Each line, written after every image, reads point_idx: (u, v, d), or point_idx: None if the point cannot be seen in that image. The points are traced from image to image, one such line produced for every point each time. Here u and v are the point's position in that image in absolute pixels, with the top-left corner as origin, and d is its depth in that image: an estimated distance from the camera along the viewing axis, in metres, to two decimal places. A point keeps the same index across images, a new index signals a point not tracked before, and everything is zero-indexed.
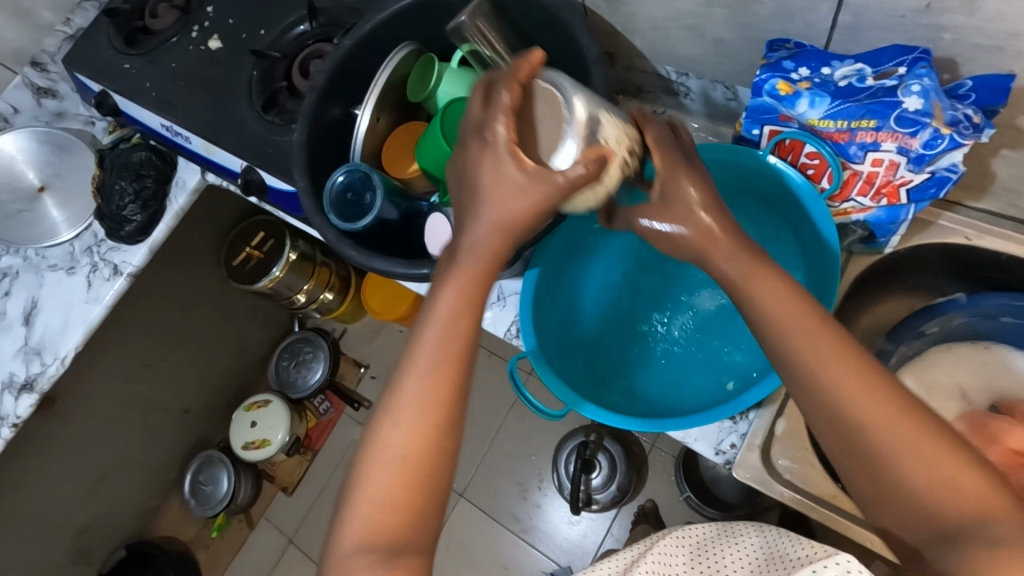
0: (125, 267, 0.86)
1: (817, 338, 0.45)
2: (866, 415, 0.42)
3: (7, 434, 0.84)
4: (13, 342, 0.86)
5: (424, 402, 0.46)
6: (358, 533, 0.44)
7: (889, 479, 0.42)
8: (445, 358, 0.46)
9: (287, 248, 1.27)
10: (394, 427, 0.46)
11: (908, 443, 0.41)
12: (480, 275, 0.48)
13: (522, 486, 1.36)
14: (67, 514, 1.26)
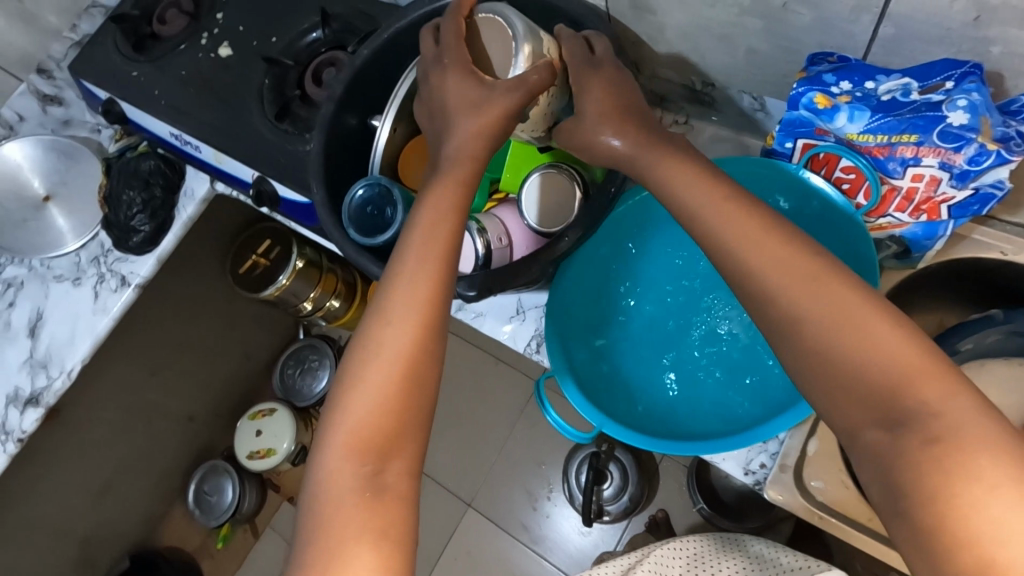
0: (133, 278, 0.85)
1: (761, 231, 0.42)
2: (809, 308, 0.39)
3: (12, 450, 0.82)
4: (18, 355, 0.85)
5: (410, 305, 0.45)
6: (349, 437, 0.43)
7: (839, 374, 0.38)
8: (428, 267, 0.46)
9: (293, 256, 1.25)
10: (382, 333, 0.45)
11: (854, 330, 0.38)
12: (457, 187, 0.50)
13: (531, 496, 1.35)
14: (70, 525, 1.25)
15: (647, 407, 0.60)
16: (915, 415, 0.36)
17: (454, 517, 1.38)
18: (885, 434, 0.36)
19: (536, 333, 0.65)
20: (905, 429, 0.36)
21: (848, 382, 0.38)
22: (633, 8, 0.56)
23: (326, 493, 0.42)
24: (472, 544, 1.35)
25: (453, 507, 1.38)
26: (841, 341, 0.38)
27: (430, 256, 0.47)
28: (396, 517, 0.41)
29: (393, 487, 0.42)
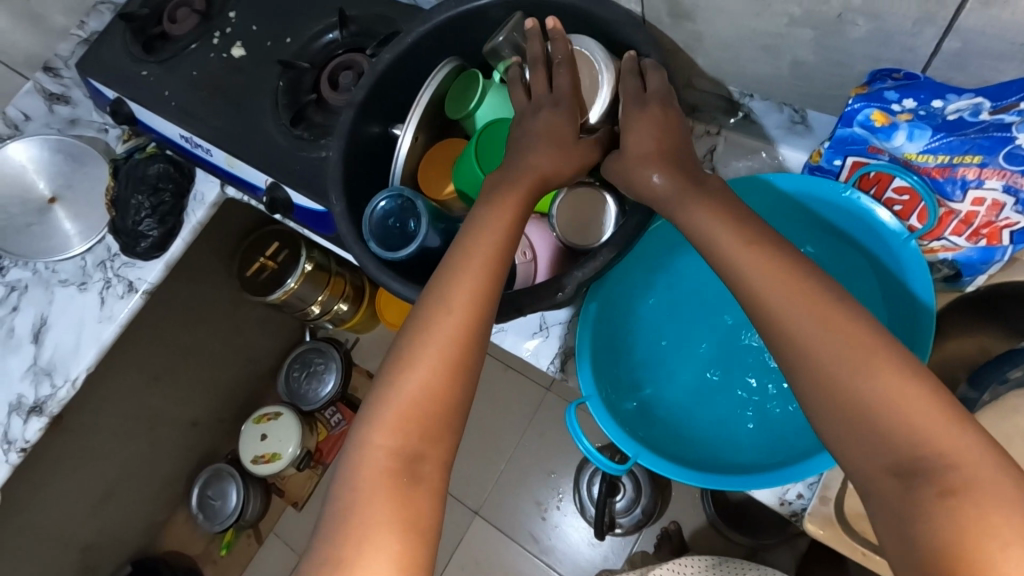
0: (140, 284, 0.82)
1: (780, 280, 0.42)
2: (832, 348, 0.40)
3: (16, 460, 0.80)
4: (21, 361, 0.82)
5: (467, 300, 0.47)
6: (393, 415, 0.44)
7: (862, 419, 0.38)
8: (480, 274, 0.48)
9: (301, 258, 1.22)
10: (437, 324, 0.47)
11: (873, 381, 0.38)
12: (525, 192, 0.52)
13: (540, 506, 1.32)
14: (72, 532, 1.23)
15: (670, 433, 0.57)
16: (930, 464, 0.36)
17: (461, 527, 1.35)
18: (898, 482, 0.37)
19: (560, 351, 0.63)
20: (917, 478, 0.36)
21: (864, 429, 0.38)
22: (672, 15, 0.54)
23: (357, 477, 0.43)
24: (479, 555, 1.33)
25: (460, 517, 1.36)
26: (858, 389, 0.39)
27: (485, 262, 0.49)
28: (423, 510, 0.42)
29: (424, 481, 0.43)
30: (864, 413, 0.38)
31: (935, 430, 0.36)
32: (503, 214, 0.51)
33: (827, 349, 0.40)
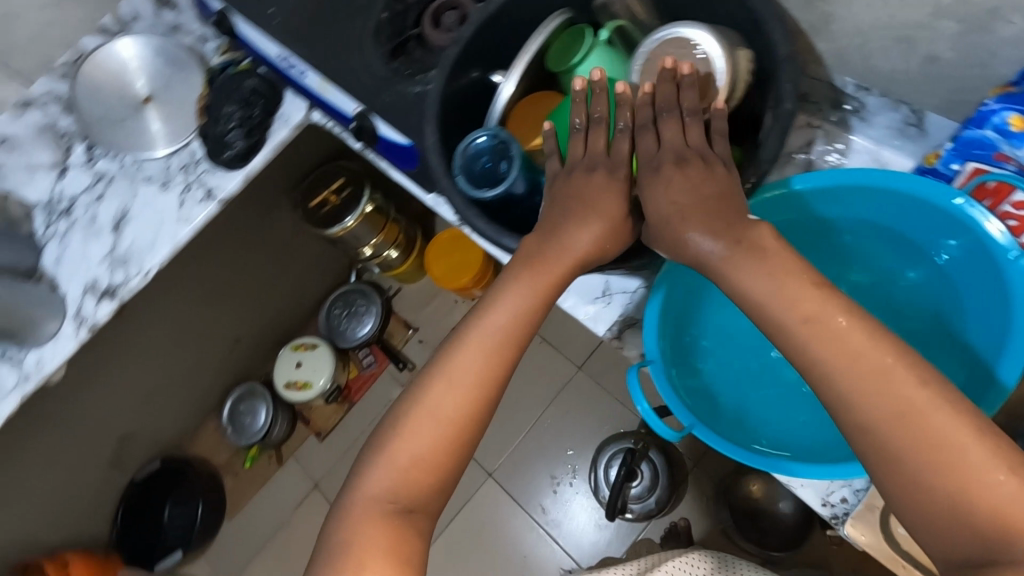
0: (218, 193, 0.85)
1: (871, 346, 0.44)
2: (915, 436, 0.41)
3: (83, 336, 0.83)
4: (100, 248, 0.87)
5: (472, 381, 0.52)
6: (389, 476, 0.50)
7: (941, 507, 0.40)
8: (497, 340, 0.53)
9: (363, 200, 1.24)
10: (441, 398, 0.52)
11: (955, 477, 0.40)
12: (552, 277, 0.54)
13: (552, 480, 1.34)
14: (115, 423, 1.31)
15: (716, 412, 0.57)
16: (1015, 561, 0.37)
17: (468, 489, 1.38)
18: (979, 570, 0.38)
19: (619, 319, 0.63)
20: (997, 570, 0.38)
21: (940, 520, 0.40)
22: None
23: (356, 507, 0.50)
24: (482, 517, 1.36)
25: (470, 479, 1.39)
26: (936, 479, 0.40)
27: (504, 331, 0.53)
28: (411, 550, 0.48)
29: (413, 524, 0.49)
30: (944, 502, 0.40)
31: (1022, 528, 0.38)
32: (532, 290, 0.54)
33: (906, 433, 0.41)
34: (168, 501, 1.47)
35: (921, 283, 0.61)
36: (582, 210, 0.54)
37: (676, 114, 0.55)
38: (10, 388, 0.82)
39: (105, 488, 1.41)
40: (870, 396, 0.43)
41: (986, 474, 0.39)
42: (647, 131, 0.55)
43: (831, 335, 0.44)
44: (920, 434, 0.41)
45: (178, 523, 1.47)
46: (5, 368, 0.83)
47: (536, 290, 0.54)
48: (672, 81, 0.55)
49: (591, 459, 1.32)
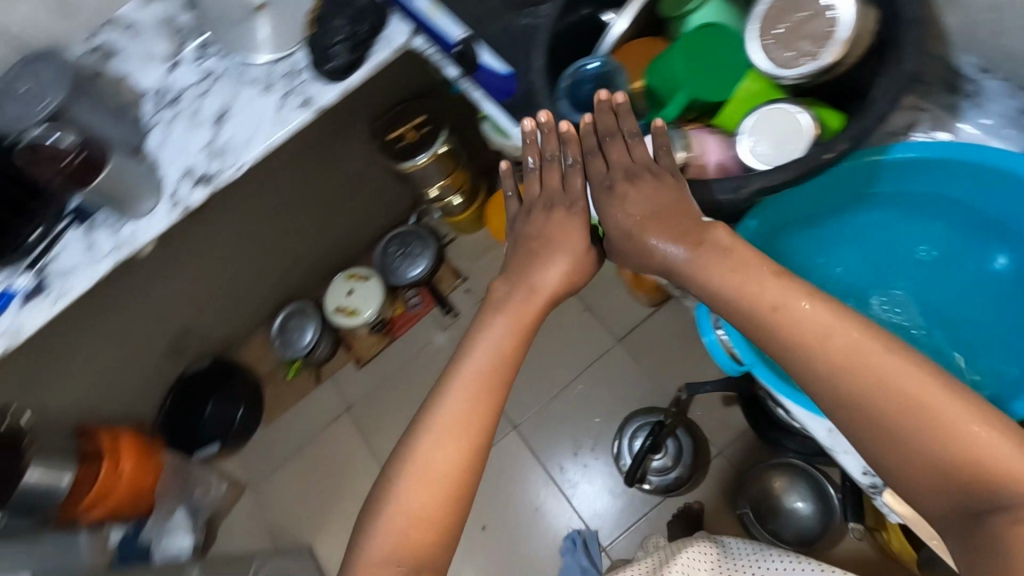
0: (316, 103, 0.89)
1: (867, 343, 0.55)
2: (910, 411, 0.52)
3: (176, 217, 0.88)
4: (201, 138, 0.93)
5: (456, 434, 0.63)
6: (390, 543, 0.60)
7: (943, 467, 0.50)
8: (489, 374, 0.66)
9: (438, 141, 1.30)
10: (434, 456, 0.62)
11: (949, 437, 0.50)
12: (523, 321, 0.68)
13: (574, 443, 1.37)
14: (175, 314, 1.41)
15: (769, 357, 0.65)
16: (1010, 504, 0.48)
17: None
18: (988, 517, 0.48)
19: None
20: (998, 515, 0.48)
21: (947, 479, 0.50)
22: None
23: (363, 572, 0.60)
24: (500, 468, 1.39)
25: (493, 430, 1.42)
26: (928, 452, 0.51)
27: (488, 369, 0.66)
28: None
29: None
30: (947, 463, 0.50)
31: (1006, 472, 0.48)
32: (502, 333, 0.68)
33: (901, 407, 0.52)
34: (211, 400, 1.58)
35: (947, 259, 0.71)
36: (552, 248, 0.69)
37: (618, 136, 0.67)
38: (106, 252, 0.88)
39: (158, 373, 1.53)
40: (863, 384, 0.54)
41: (967, 429, 0.50)
42: (596, 156, 0.68)
43: (802, 319, 0.57)
44: (914, 410, 0.52)
45: (214, 421, 1.59)
46: (103, 235, 0.89)
47: (519, 326, 0.68)
48: (612, 110, 0.67)
49: (617, 429, 1.34)
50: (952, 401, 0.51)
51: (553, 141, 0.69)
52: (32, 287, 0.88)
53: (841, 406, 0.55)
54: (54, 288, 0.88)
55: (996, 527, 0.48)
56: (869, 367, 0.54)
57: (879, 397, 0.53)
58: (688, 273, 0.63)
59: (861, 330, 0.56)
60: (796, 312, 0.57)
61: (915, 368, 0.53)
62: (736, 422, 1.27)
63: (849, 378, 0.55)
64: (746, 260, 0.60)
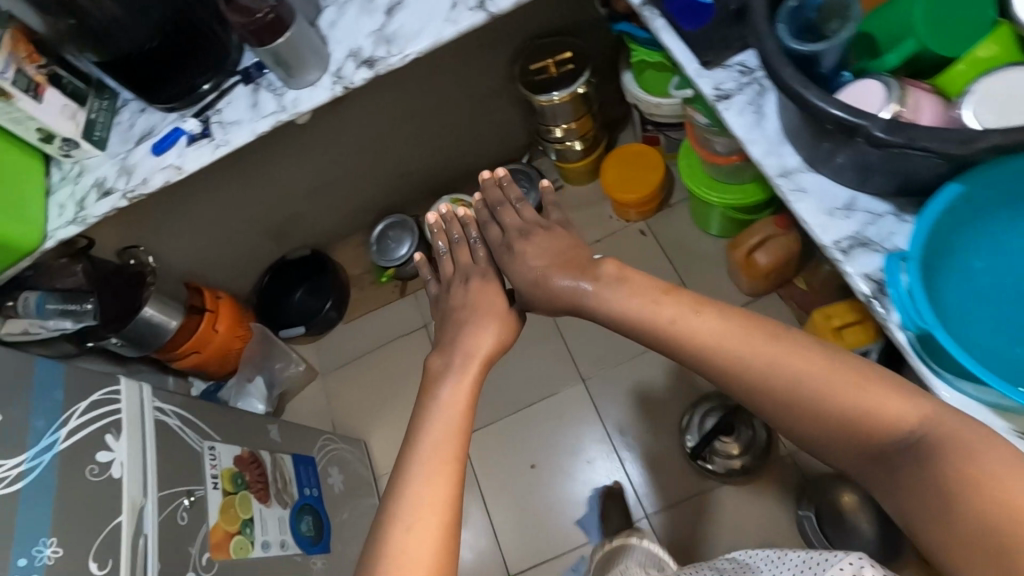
0: (490, 8, 0.89)
1: (756, 339, 0.67)
2: (800, 381, 0.63)
3: (337, 93, 0.92)
4: (371, 24, 0.95)
5: (432, 500, 0.70)
6: None
7: (843, 421, 0.60)
8: (442, 454, 0.73)
9: (579, 81, 1.27)
10: (408, 538, 0.68)
11: (841, 399, 0.61)
12: (477, 375, 0.82)
13: (636, 412, 1.36)
14: (292, 198, 1.54)
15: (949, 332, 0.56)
16: (909, 440, 0.57)
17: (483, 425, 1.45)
18: (903, 458, 0.57)
19: (852, 235, 0.61)
20: (906, 457, 0.57)
21: (855, 433, 0.60)
22: None
23: None
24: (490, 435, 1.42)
25: (559, 378, 1.43)
26: (826, 416, 0.61)
27: (452, 429, 0.76)
28: None
29: None
30: (852, 420, 0.60)
31: (893, 415, 0.58)
32: (461, 387, 0.80)
33: (793, 383, 0.63)
34: (303, 287, 1.70)
35: None
36: (481, 316, 0.89)
37: (506, 203, 0.97)
38: (268, 112, 0.94)
39: (263, 251, 1.66)
40: (756, 373, 0.65)
41: (847, 382, 0.61)
42: (492, 225, 0.97)
43: (695, 329, 0.70)
44: (804, 384, 0.63)
45: (300, 309, 1.69)
46: (268, 96, 0.95)
47: (464, 386, 0.81)
48: (498, 183, 0.99)
49: (689, 405, 1.32)
50: (828, 365, 0.63)
51: (456, 227, 0.99)
52: (198, 131, 0.95)
53: (756, 396, 0.66)
54: (218, 135, 0.95)
55: (906, 467, 0.57)
56: (754, 359, 0.66)
57: (771, 383, 0.64)
58: (608, 295, 0.80)
59: (746, 332, 0.68)
60: (692, 326, 0.71)
61: (791, 347, 0.65)
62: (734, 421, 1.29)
63: (745, 369, 0.66)
64: (643, 288, 0.78)
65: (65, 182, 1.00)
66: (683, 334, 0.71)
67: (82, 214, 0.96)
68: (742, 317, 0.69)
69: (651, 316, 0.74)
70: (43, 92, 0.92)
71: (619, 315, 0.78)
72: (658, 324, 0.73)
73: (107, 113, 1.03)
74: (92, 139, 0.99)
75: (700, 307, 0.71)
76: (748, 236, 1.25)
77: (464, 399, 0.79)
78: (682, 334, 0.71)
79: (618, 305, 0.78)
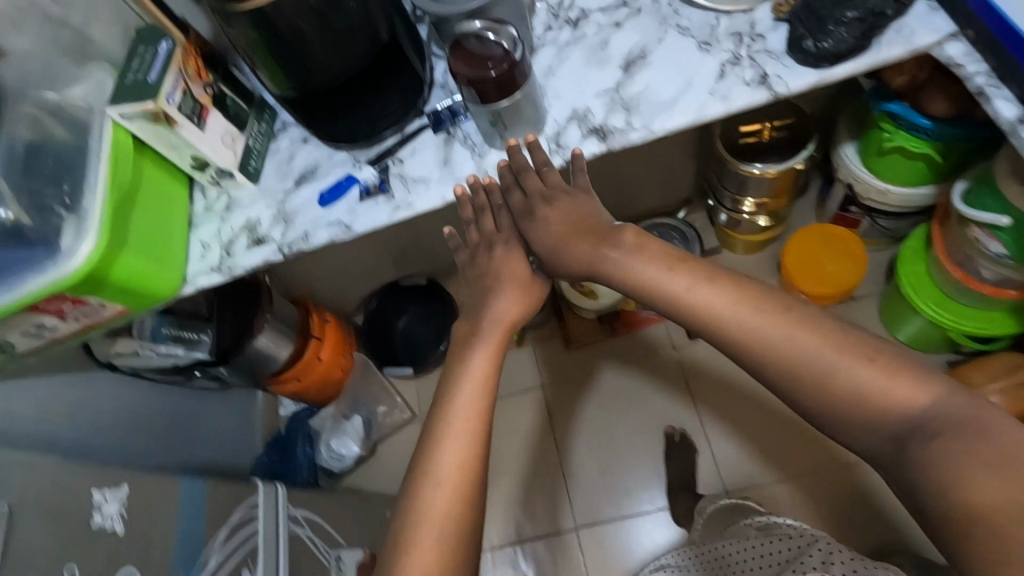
0: (775, 85, 0.69)
1: (770, 313, 0.60)
2: (815, 356, 0.57)
3: (558, 165, 0.74)
4: (603, 80, 0.76)
5: (460, 456, 0.63)
6: (408, 545, 0.60)
7: (857, 399, 0.55)
8: (471, 418, 0.65)
9: (799, 156, 1.04)
10: (432, 495, 0.62)
11: (857, 385, 0.55)
12: (502, 337, 0.71)
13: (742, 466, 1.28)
14: (419, 222, 1.39)
15: None
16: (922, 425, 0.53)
17: (514, 438, 1.39)
18: (925, 445, 0.52)
19: None
20: (918, 438, 0.52)
21: (868, 414, 0.55)
22: None
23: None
24: (503, 424, 1.41)
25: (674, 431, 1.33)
26: (834, 393, 0.56)
27: (481, 393, 0.66)
28: None
29: None
30: (865, 403, 0.55)
31: (899, 396, 0.54)
32: (488, 351, 0.69)
33: (808, 361, 0.57)
34: (407, 313, 1.53)
35: None
36: (500, 283, 0.74)
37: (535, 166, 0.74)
38: (464, 175, 0.77)
39: (377, 271, 1.53)
40: (768, 350, 0.59)
41: (860, 362, 0.55)
42: (517, 188, 0.75)
43: (707, 303, 0.62)
44: (821, 363, 0.56)
45: (405, 336, 1.53)
46: (463, 154, 0.78)
47: (493, 357, 0.69)
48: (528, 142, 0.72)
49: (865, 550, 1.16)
50: (840, 341, 0.57)
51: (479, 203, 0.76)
52: (375, 183, 0.79)
53: (779, 377, 0.58)
54: (399, 195, 0.78)
55: (917, 448, 0.52)
56: (763, 333, 0.59)
57: (785, 359, 0.58)
58: (618, 260, 0.69)
59: (758, 302, 0.60)
60: (707, 297, 0.62)
61: (802, 322, 0.59)
62: (761, 454, 1.28)
63: (762, 346, 0.59)
64: (665, 252, 0.67)
65: (210, 215, 0.86)
66: (694, 308, 0.63)
67: (228, 262, 0.81)
68: (755, 289, 0.62)
69: (657, 282, 0.65)
70: (206, 117, 0.77)
71: (636, 285, 0.67)
72: (669, 293, 0.64)
73: (264, 138, 0.87)
74: (247, 171, 0.85)
75: (712, 277, 0.63)
76: (987, 376, 1.02)
77: (491, 368, 0.68)
78: (695, 305, 0.63)
79: (630, 275, 0.67)
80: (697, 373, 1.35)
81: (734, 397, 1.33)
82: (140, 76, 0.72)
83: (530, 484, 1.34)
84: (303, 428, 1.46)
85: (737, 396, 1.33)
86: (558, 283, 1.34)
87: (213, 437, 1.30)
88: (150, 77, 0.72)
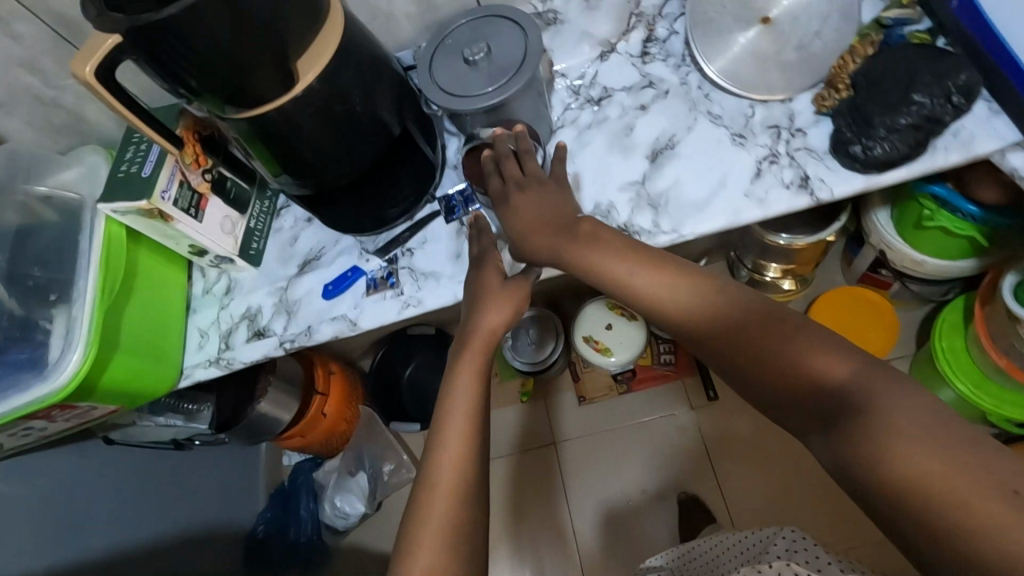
0: (817, 189, 0.64)
1: (716, 296, 0.53)
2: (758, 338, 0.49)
3: None
4: (627, 171, 0.71)
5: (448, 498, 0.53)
6: None
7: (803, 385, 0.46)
8: (461, 457, 0.54)
9: (828, 230, 0.98)
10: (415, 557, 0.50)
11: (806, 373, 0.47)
12: (485, 347, 0.61)
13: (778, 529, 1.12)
14: None
15: None
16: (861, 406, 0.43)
17: (519, 480, 1.27)
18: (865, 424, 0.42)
19: None
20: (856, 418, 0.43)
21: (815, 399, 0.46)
22: None
23: None
24: (507, 476, 1.28)
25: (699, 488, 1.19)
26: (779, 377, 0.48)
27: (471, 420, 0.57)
28: None
29: None
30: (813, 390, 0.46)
31: (847, 380, 0.45)
32: (471, 369, 0.60)
33: (754, 345, 0.49)
34: (413, 361, 1.48)
35: None
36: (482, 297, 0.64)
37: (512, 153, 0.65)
38: None
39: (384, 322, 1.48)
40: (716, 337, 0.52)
41: (810, 347, 0.47)
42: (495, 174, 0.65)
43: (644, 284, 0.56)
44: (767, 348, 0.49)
45: (412, 386, 1.47)
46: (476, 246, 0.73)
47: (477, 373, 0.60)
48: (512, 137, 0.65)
49: None
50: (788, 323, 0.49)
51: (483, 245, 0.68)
52: (384, 275, 0.75)
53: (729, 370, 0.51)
54: (408, 290, 0.74)
55: (848, 424, 0.43)
56: (704, 320, 0.52)
57: (734, 348, 0.51)
58: (579, 254, 0.59)
59: (702, 284, 0.54)
60: (637, 275, 0.56)
61: (743, 303, 0.52)
62: (798, 518, 1.12)
63: (707, 335, 0.52)
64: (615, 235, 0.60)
65: (208, 297, 0.82)
66: (642, 296, 0.56)
67: (227, 355, 0.77)
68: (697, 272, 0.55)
69: (606, 268, 0.58)
70: (205, 206, 0.73)
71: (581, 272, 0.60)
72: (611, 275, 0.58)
73: (266, 217, 0.83)
74: (248, 254, 0.80)
75: (660, 262, 0.56)
76: None
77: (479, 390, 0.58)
78: (635, 290, 0.56)
79: (582, 264, 0.59)
80: (723, 428, 1.21)
81: (755, 429, 1.20)
82: (134, 169, 0.68)
83: (536, 527, 1.23)
84: (309, 482, 1.41)
85: (772, 454, 1.17)
86: (576, 326, 1.23)
87: (206, 499, 1.28)
88: (144, 170, 0.67)
